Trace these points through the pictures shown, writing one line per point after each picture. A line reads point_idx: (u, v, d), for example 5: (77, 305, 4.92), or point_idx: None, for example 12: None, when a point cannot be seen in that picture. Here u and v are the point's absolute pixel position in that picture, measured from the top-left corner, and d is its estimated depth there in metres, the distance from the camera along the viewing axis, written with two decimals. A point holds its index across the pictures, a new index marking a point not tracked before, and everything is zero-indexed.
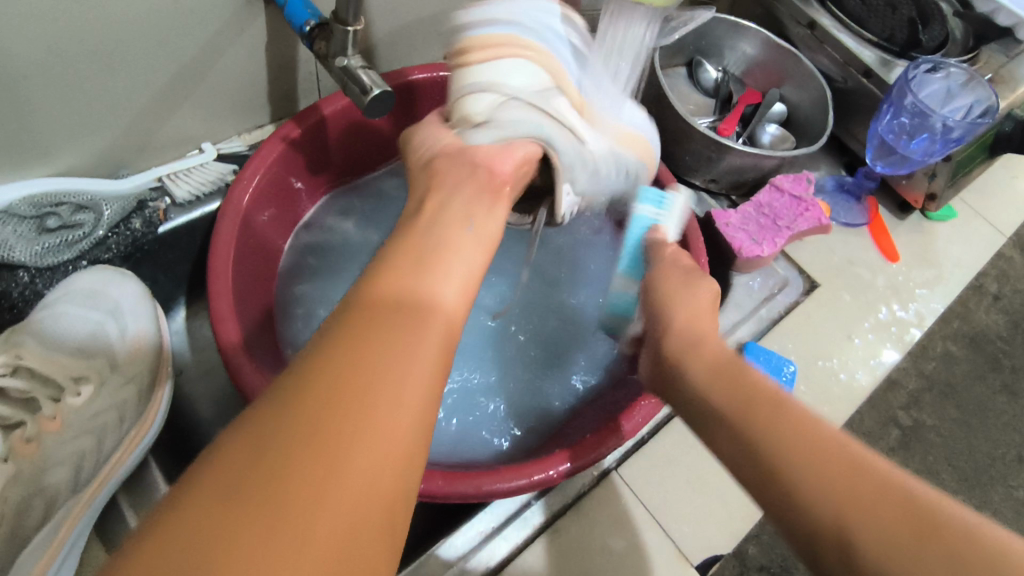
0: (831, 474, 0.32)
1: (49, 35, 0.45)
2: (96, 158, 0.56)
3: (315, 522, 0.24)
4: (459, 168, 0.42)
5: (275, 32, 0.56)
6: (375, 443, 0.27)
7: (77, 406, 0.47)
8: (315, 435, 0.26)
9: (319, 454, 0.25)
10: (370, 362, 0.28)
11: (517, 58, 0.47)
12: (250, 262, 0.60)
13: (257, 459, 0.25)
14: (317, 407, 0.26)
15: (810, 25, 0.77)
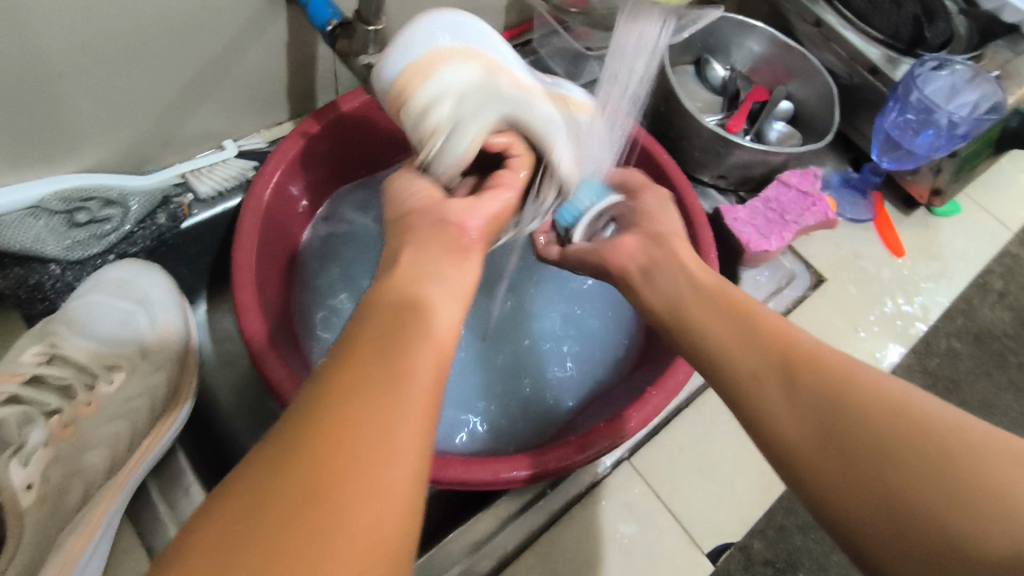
0: (829, 385, 0.36)
1: (84, 33, 0.46)
2: (122, 154, 0.58)
3: (338, 525, 0.23)
4: (430, 222, 0.39)
5: (295, 31, 0.57)
6: (404, 415, 0.27)
7: (111, 392, 0.48)
8: (351, 404, 0.26)
9: (358, 419, 0.25)
10: (383, 371, 0.27)
11: (452, 68, 0.45)
12: (271, 255, 0.61)
13: (302, 423, 0.25)
14: (359, 371, 0.27)
15: (816, 23, 0.79)
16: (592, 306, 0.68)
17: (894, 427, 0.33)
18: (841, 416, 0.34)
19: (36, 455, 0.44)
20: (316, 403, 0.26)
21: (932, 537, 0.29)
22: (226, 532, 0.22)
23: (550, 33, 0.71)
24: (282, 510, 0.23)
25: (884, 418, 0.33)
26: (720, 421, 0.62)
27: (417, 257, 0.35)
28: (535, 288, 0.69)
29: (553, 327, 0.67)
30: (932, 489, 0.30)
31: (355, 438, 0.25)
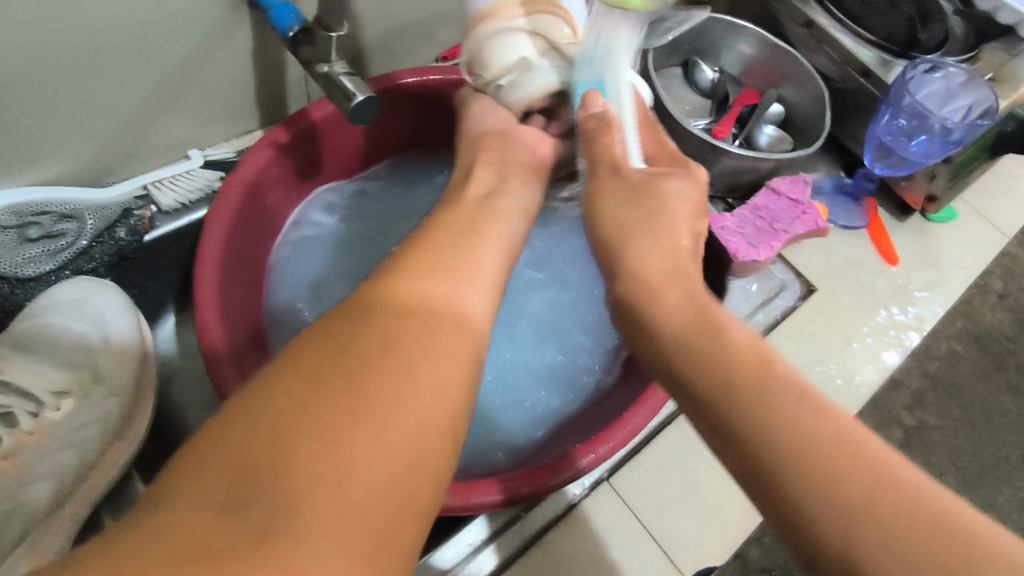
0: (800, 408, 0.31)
1: (26, 44, 0.44)
2: (80, 167, 0.56)
3: (379, 442, 0.25)
4: (501, 148, 0.48)
5: (260, 38, 0.55)
6: (454, 343, 0.30)
7: (59, 420, 0.46)
8: (406, 324, 0.29)
9: (410, 339, 0.29)
10: (432, 318, 0.30)
11: (550, 20, 0.47)
12: (239, 267, 0.59)
13: (356, 338, 0.28)
14: (411, 321, 0.29)
15: (807, 24, 0.76)
16: (575, 319, 0.66)
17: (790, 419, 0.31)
18: (742, 399, 0.32)
19: None
20: (376, 314, 0.29)
21: (814, 532, 0.29)
22: (279, 415, 0.25)
23: None
24: (328, 393, 0.26)
25: (789, 408, 0.31)
26: None
27: (486, 183, 0.43)
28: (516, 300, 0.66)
29: (531, 343, 0.65)
30: (843, 494, 0.29)
31: (403, 352, 0.28)
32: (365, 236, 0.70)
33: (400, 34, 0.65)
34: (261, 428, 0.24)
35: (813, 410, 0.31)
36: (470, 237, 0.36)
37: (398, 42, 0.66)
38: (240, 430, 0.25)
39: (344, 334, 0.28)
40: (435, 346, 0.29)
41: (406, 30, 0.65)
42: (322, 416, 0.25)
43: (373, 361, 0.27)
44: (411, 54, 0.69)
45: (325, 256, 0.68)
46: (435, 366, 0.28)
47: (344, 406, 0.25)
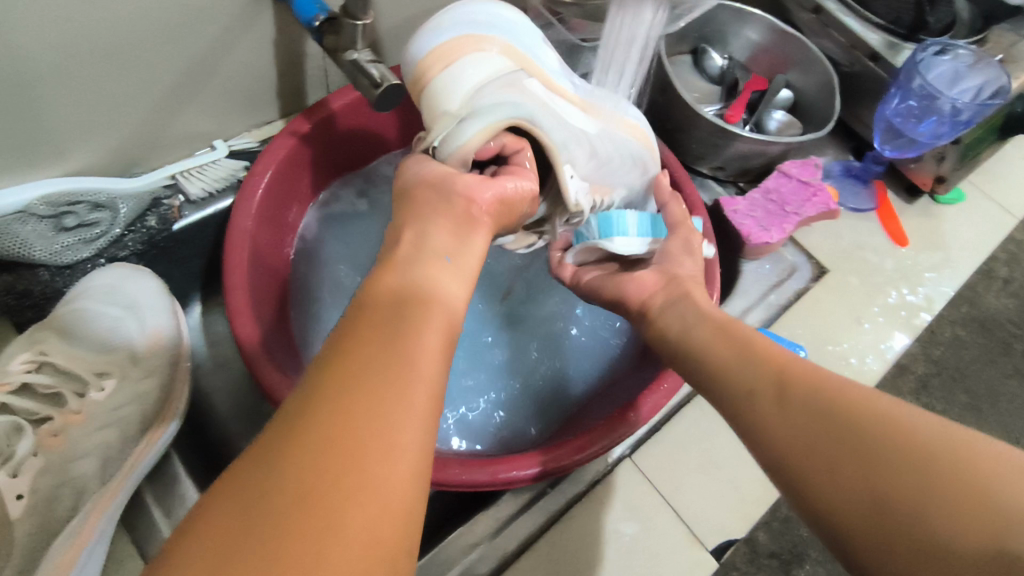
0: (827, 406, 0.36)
1: (62, 34, 0.45)
2: (109, 157, 0.57)
3: (332, 526, 0.24)
4: (436, 198, 0.41)
5: (282, 27, 0.56)
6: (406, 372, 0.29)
7: (102, 399, 0.48)
8: (348, 378, 0.28)
9: (359, 392, 0.27)
10: (376, 359, 0.29)
11: (475, 56, 0.47)
12: (262, 270, 0.60)
13: (294, 423, 0.26)
14: (348, 381, 0.28)
15: (815, 10, 0.77)
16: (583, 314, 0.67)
17: (880, 453, 0.33)
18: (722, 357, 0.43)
19: (26, 464, 0.44)
20: (316, 382, 0.28)
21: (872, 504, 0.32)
22: (221, 533, 0.24)
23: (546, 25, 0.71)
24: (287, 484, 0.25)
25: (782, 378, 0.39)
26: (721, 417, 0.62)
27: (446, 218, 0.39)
28: (540, 297, 0.68)
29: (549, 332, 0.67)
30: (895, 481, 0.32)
31: (355, 410, 0.27)
32: (388, 230, 0.72)
33: (416, 24, 0.66)
34: (228, 544, 0.24)
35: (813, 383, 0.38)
36: (423, 264, 0.35)
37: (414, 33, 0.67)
38: (214, 526, 0.24)
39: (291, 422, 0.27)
40: (390, 393, 0.28)
41: (422, 21, 0.67)
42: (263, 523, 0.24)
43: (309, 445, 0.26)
44: None
45: (353, 245, 0.71)
46: (385, 421, 0.27)
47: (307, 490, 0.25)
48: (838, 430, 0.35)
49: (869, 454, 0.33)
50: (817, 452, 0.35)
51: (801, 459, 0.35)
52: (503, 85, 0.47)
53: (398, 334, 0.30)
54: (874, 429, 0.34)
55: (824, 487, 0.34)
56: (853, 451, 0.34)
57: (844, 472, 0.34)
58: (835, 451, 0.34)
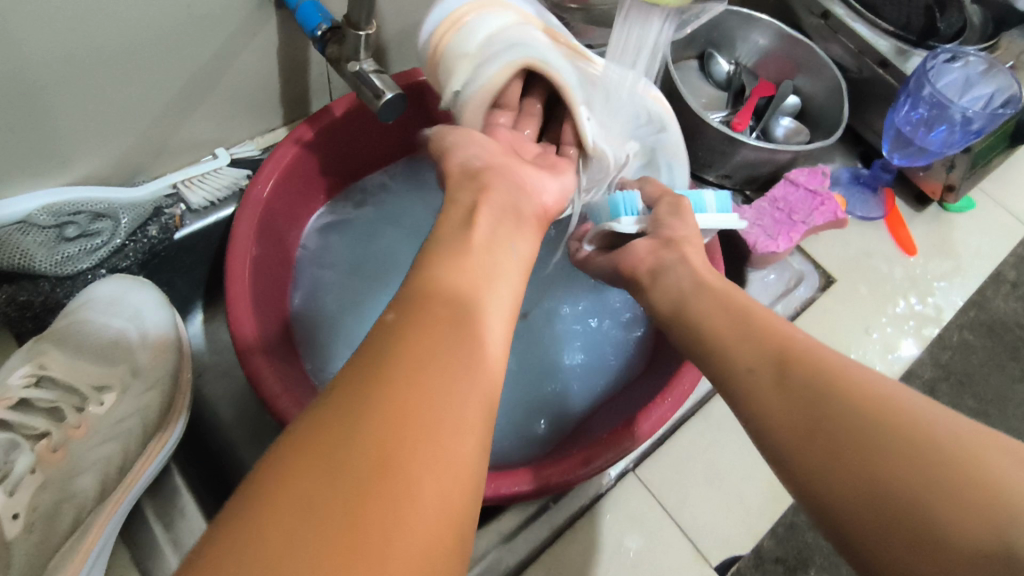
0: (824, 380, 0.35)
1: (66, 44, 0.45)
2: (113, 166, 0.57)
3: (397, 531, 0.23)
4: (505, 184, 0.43)
5: (286, 35, 0.56)
6: (474, 371, 0.29)
7: (103, 413, 0.48)
8: (416, 367, 0.27)
9: (424, 384, 0.27)
10: (434, 355, 0.28)
11: (489, 12, 0.49)
12: (265, 272, 0.59)
13: (351, 413, 0.25)
14: (415, 376, 0.27)
15: (823, 15, 0.76)
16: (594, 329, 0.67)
17: (885, 437, 0.32)
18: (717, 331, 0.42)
19: (24, 481, 0.44)
20: (383, 362, 0.27)
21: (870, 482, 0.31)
22: (270, 525, 0.22)
23: None
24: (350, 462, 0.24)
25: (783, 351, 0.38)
26: (726, 428, 0.61)
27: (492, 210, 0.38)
28: (546, 312, 0.68)
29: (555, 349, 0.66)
30: (889, 461, 0.31)
31: (420, 400, 0.26)
32: (397, 242, 0.71)
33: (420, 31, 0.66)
34: (286, 516, 0.22)
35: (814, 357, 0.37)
36: (480, 259, 0.34)
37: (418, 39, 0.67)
38: (260, 519, 0.22)
39: (352, 399, 0.26)
40: (456, 385, 0.28)
41: None
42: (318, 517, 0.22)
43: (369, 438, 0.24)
44: None
45: (363, 254, 0.70)
46: (447, 416, 0.26)
47: (368, 472, 0.24)
48: (842, 412, 0.33)
49: (875, 436, 0.32)
50: (820, 432, 0.33)
51: (797, 434, 0.34)
52: (515, 33, 0.49)
53: (457, 330, 0.30)
54: (882, 408, 0.33)
55: (821, 465, 0.33)
56: (855, 429, 0.32)
57: (845, 454, 0.32)
58: (839, 430, 0.33)
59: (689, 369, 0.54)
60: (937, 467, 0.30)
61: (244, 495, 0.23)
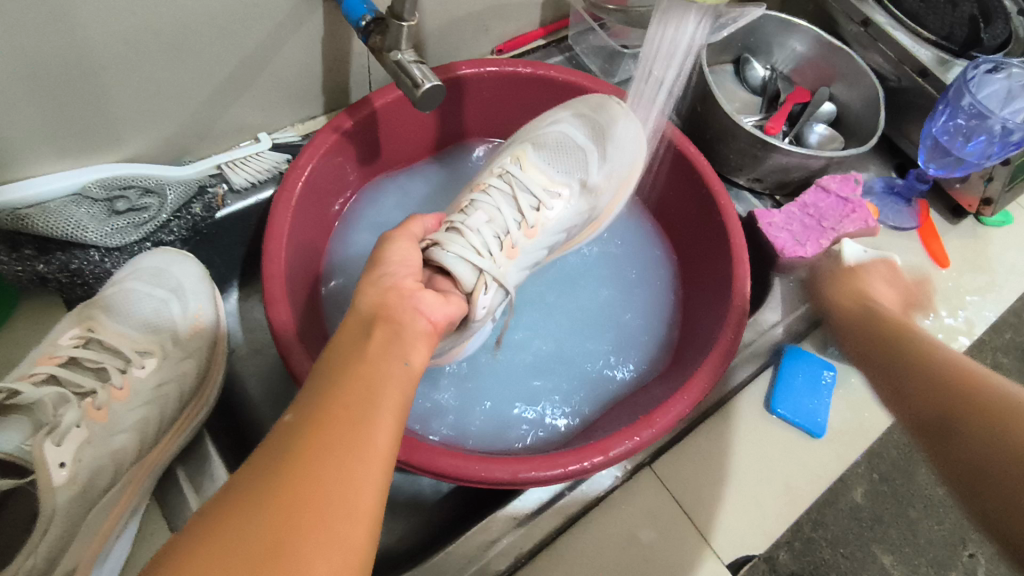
0: (955, 389, 0.41)
1: (126, 29, 0.48)
2: (160, 146, 0.59)
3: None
4: (400, 304, 0.41)
5: (330, 25, 0.58)
6: (370, 449, 0.33)
7: (144, 377, 0.49)
8: (310, 454, 0.31)
9: (321, 472, 0.31)
10: (335, 421, 0.33)
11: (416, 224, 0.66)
12: (299, 266, 0.61)
13: (261, 484, 0.30)
14: (315, 445, 0.31)
15: (863, 23, 0.76)
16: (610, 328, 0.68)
17: (983, 418, 0.39)
18: (902, 328, 0.50)
19: (71, 434, 0.45)
20: (299, 439, 0.32)
21: None
22: None
23: (587, 30, 0.75)
24: (245, 549, 0.28)
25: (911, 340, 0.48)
26: (746, 432, 0.61)
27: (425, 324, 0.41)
28: (563, 306, 0.68)
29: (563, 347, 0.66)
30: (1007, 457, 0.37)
31: (316, 486, 0.30)
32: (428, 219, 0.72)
33: (459, 26, 0.67)
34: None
35: (962, 366, 0.43)
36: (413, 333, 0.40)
37: (458, 34, 0.69)
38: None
39: (265, 482, 0.30)
40: (354, 446, 0.32)
41: (465, 22, 0.68)
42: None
43: (268, 505, 0.30)
44: (468, 47, 0.72)
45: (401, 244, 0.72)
46: (343, 469, 0.31)
47: (268, 550, 0.29)
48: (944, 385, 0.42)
49: (988, 412, 0.39)
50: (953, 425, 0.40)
51: (964, 412, 0.40)
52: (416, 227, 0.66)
53: (367, 391, 0.35)
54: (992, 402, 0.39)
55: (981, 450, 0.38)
56: (979, 417, 0.39)
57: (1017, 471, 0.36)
58: (985, 443, 0.38)
59: (708, 367, 0.55)
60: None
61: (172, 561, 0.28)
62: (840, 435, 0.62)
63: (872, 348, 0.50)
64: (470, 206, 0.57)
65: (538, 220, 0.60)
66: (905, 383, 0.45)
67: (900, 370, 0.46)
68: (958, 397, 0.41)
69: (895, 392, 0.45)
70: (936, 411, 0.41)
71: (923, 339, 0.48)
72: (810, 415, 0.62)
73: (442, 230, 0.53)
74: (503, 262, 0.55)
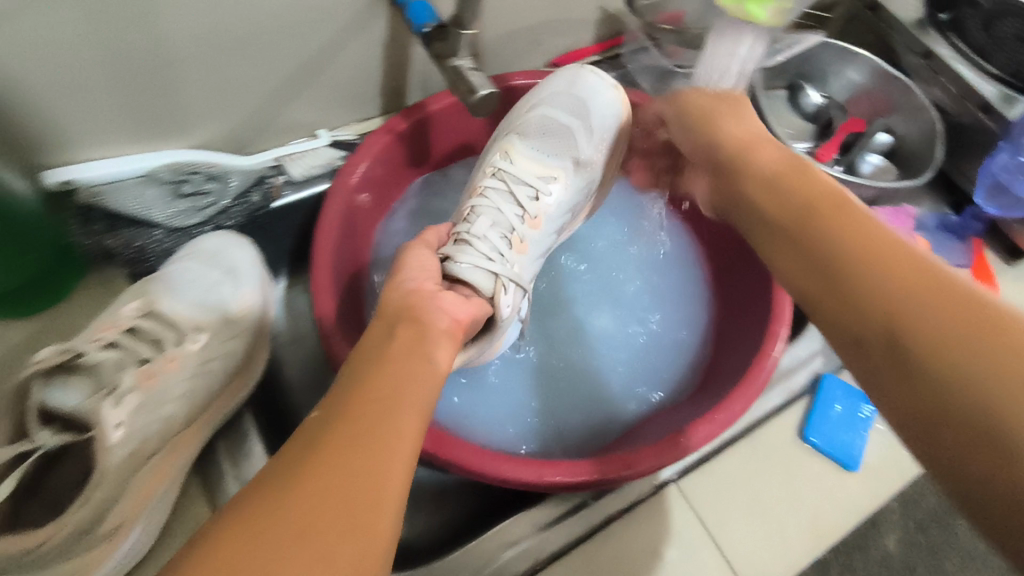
0: (901, 274, 0.36)
1: (205, 23, 0.51)
2: (226, 136, 0.63)
3: (317, 551, 0.29)
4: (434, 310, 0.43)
5: (394, 31, 0.60)
6: (395, 435, 0.34)
7: (196, 350, 0.50)
8: (339, 439, 0.33)
9: (348, 455, 0.32)
10: (362, 410, 0.35)
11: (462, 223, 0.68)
12: (345, 259, 0.64)
13: (294, 465, 0.32)
14: (343, 430, 0.33)
15: (925, 55, 0.75)
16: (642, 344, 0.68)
17: (956, 311, 0.34)
18: (797, 189, 0.44)
19: (127, 397, 0.45)
20: (329, 426, 0.34)
21: (932, 361, 0.33)
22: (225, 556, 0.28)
23: (641, 48, 0.75)
24: (278, 522, 0.29)
25: (841, 225, 0.41)
26: (775, 460, 0.60)
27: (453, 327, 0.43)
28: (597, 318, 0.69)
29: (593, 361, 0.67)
30: (955, 338, 0.33)
31: (344, 467, 0.32)
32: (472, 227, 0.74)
33: (516, 38, 0.69)
34: (244, 547, 0.29)
35: (887, 240, 0.39)
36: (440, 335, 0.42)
37: (515, 45, 0.70)
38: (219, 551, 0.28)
39: (298, 463, 0.32)
40: (381, 433, 0.34)
41: (523, 34, 0.69)
42: (258, 546, 0.29)
43: (301, 484, 0.31)
44: (523, 59, 0.73)
45: None
46: (371, 454, 0.33)
47: (299, 523, 0.30)
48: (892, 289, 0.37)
49: (941, 294, 0.35)
50: (900, 318, 0.35)
51: (908, 294, 0.35)
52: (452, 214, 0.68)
53: (394, 385, 0.37)
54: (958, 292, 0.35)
55: (926, 324, 0.34)
56: (906, 293, 0.35)
57: (989, 396, 0.30)
58: (918, 313, 0.34)
59: (743, 389, 0.54)
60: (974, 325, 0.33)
61: (210, 534, 0.29)
62: (875, 473, 0.60)
63: (780, 230, 0.44)
64: (472, 211, 0.59)
65: (538, 211, 0.61)
66: (824, 252, 0.40)
67: (835, 264, 0.39)
68: (878, 273, 0.37)
69: (808, 265, 0.41)
70: (880, 307, 0.36)
71: (866, 219, 0.41)
72: (844, 447, 0.60)
73: (457, 241, 0.55)
74: (514, 258, 0.58)
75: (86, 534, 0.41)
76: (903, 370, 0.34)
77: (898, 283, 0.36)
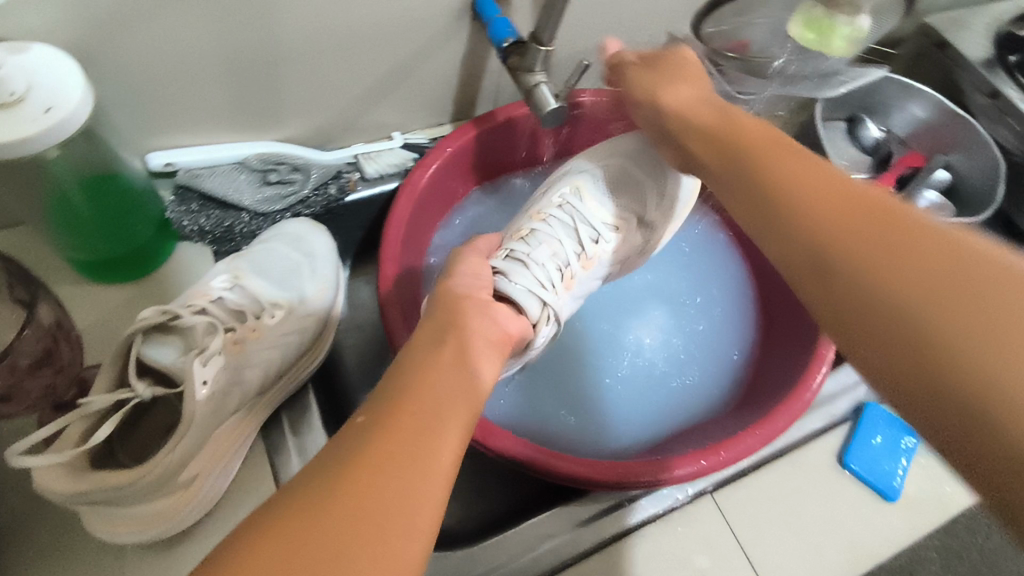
0: (825, 198, 0.37)
1: (310, 28, 0.56)
2: (311, 133, 0.68)
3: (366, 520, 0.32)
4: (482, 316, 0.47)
5: (474, 44, 0.65)
6: (438, 425, 0.37)
7: (274, 324, 0.54)
8: (388, 428, 0.35)
9: (394, 439, 0.35)
10: (409, 400, 0.37)
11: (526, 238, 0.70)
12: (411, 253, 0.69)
13: (344, 448, 0.35)
14: (389, 418, 0.36)
15: (993, 94, 0.75)
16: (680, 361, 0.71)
17: (885, 230, 0.34)
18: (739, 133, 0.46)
19: (214, 357, 0.49)
20: (379, 414, 0.37)
21: (884, 297, 0.32)
22: (288, 522, 0.31)
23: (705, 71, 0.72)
24: (332, 498, 0.32)
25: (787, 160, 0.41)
26: (813, 482, 0.61)
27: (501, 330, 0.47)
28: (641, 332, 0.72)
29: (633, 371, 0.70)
30: (877, 266, 0.33)
31: (393, 450, 0.34)
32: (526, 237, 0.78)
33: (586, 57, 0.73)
34: (302, 517, 0.31)
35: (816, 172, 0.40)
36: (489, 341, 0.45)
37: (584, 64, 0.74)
38: (283, 517, 0.31)
39: (349, 446, 0.35)
40: (426, 423, 0.36)
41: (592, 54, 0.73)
42: (314, 514, 0.31)
43: (350, 464, 0.34)
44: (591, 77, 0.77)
45: None
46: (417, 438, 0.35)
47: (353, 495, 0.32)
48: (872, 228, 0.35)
49: (862, 213, 0.36)
50: (831, 248, 0.35)
51: (821, 211, 0.37)
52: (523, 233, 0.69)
53: (441, 379, 0.40)
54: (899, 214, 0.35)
55: (844, 248, 0.35)
56: (826, 221, 0.36)
57: (923, 319, 0.30)
58: (838, 242, 0.35)
59: (785, 409, 0.56)
60: (917, 239, 0.33)
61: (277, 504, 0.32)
62: (914, 504, 0.60)
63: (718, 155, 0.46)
64: (532, 236, 0.60)
65: (590, 255, 0.63)
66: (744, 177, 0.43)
67: (751, 195, 0.42)
68: (801, 203, 0.38)
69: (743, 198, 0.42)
70: (786, 234, 0.38)
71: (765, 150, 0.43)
72: (884, 477, 0.61)
73: (508, 259, 0.57)
74: (561, 293, 0.59)
75: (168, 481, 0.46)
76: (843, 315, 0.34)
77: (815, 201, 0.38)
